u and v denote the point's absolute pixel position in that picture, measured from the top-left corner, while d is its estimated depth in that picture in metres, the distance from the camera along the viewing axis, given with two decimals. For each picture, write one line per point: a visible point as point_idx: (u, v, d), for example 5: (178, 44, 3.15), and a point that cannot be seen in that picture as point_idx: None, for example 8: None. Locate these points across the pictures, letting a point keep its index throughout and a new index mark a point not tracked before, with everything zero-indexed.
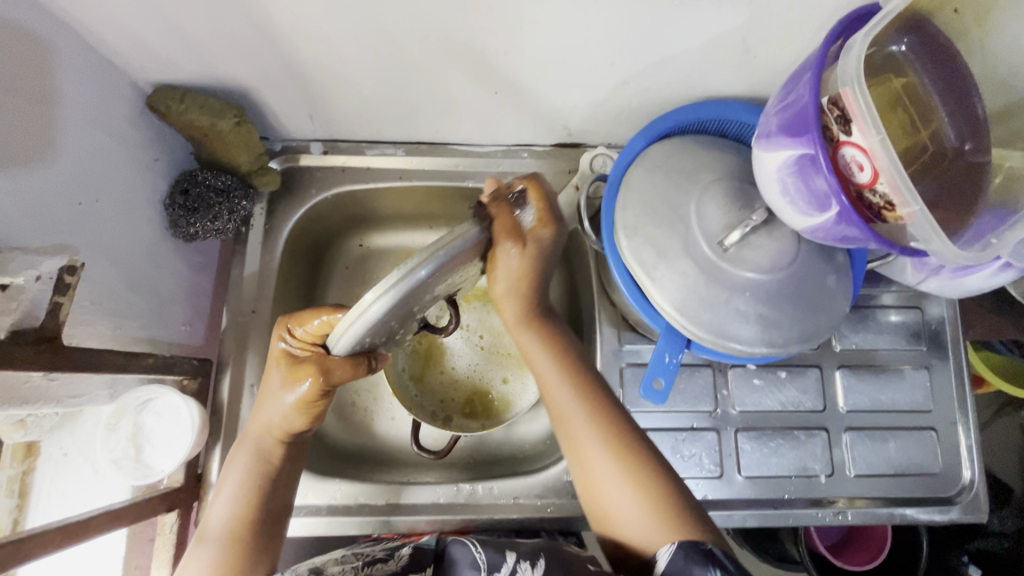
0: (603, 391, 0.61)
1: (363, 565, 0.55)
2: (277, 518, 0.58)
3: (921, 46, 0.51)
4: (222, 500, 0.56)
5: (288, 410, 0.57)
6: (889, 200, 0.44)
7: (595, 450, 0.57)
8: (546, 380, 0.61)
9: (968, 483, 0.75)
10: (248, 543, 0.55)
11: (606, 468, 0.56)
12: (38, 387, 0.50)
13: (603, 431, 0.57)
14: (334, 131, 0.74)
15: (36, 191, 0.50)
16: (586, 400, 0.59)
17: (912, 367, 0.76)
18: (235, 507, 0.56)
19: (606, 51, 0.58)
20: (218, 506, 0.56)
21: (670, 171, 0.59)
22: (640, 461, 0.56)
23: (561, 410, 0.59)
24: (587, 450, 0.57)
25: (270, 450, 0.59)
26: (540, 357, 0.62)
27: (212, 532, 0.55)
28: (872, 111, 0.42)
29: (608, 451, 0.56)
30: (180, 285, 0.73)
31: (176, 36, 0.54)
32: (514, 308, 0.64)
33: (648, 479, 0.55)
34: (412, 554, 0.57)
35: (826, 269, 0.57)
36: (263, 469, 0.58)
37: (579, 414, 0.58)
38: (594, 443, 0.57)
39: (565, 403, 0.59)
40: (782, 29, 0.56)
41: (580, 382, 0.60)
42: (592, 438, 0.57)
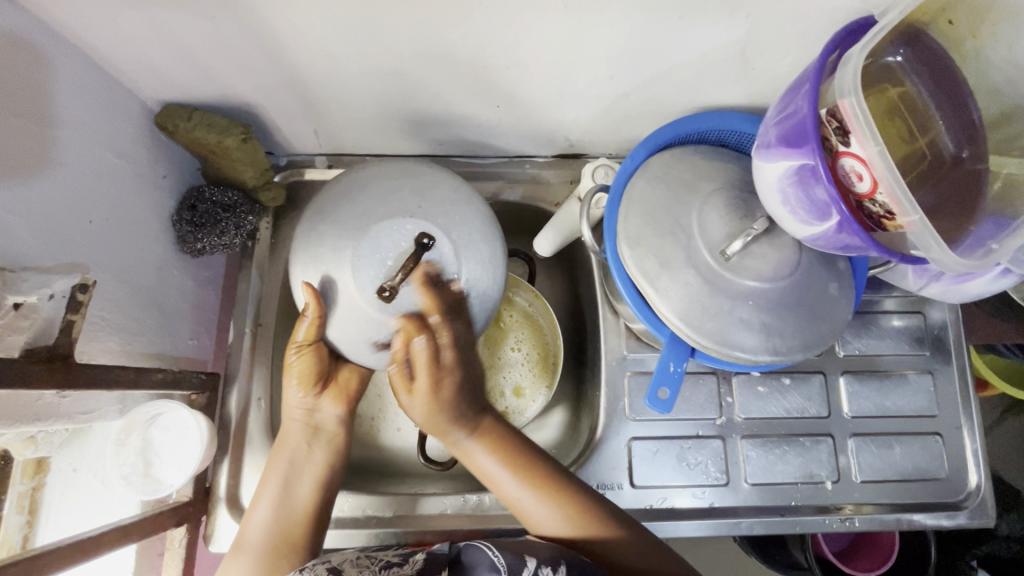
0: (526, 448, 0.63)
1: (379, 566, 0.56)
2: (316, 509, 0.62)
3: (916, 57, 0.52)
4: (262, 505, 0.60)
5: (302, 381, 0.62)
6: (889, 209, 0.45)
7: (537, 507, 0.61)
8: (494, 476, 0.62)
9: (974, 488, 0.75)
10: (291, 535, 0.59)
11: (577, 544, 0.60)
12: (50, 404, 0.50)
13: (564, 508, 0.61)
14: (338, 145, 0.75)
15: (50, 213, 0.51)
16: (515, 463, 0.62)
17: (915, 372, 0.76)
18: (277, 502, 0.61)
19: (607, 64, 0.59)
20: (258, 508, 0.60)
21: (672, 182, 0.60)
22: (602, 523, 0.61)
23: (523, 502, 0.61)
24: (535, 510, 0.61)
25: (296, 436, 0.63)
26: (484, 461, 0.62)
27: (253, 533, 0.59)
28: (870, 123, 0.43)
29: (552, 505, 0.61)
30: (187, 299, 0.74)
31: (185, 56, 0.55)
32: (428, 415, 0.60)
33: (615, 538, 0.60)
34: (426, 558, 0.57)
35: (828, 276, 0.58)
36: (293, 461, 0.62)
37: (511, 478, 0.62)
38: (556, 521, 0.60)
39: (521, 495, 0.61)
40: (780, 40, 0.56)
41: (525, 467, 0.62)
42: (555, 521, 0.60)
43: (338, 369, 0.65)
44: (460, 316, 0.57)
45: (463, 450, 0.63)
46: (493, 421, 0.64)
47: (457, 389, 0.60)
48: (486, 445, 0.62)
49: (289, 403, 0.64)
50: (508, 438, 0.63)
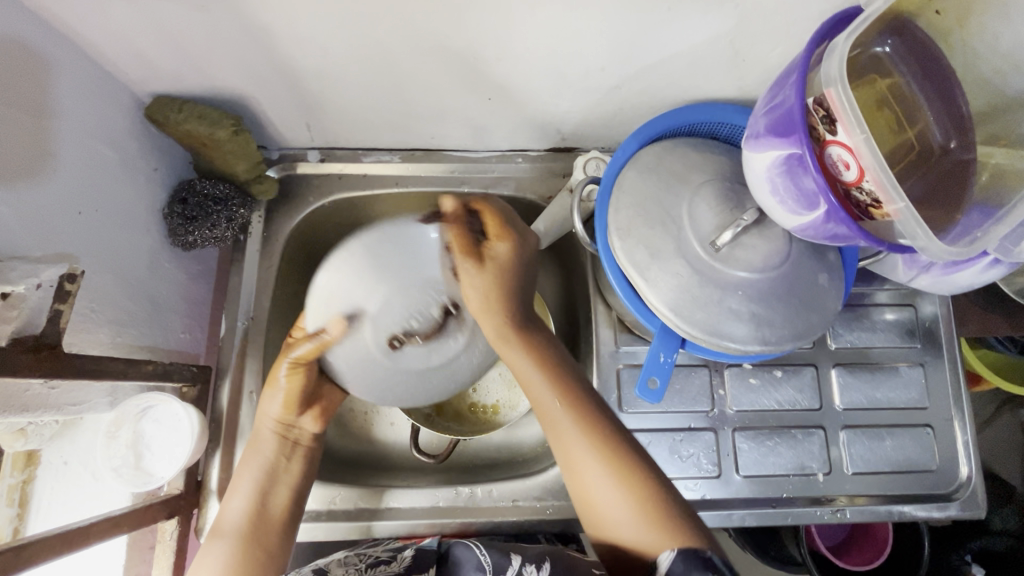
0: (589, 399, 0.60)
1: (365, 567, 0.57)
2: (287, 515, 0.62)
3: (905, 49, 0.52)
4: (237, 500, 0.60)
5: (286, 396, 0.64)
6: (876, 197, 0.45)
7: (589, 459, 0.57)
8: (540, 397, 0.61)
9: (965, 480, 0.75)
10: (263, 534, 0.59)
11: (607, 487, 0.56)
12: (38, 395, 0.50)
13: (601, 447, 0.57)
14: (330, 139, 0.75)
15: (38, 204, 0.51)
16: (573, 408, 0.59)
17: (907, 365, 0.77)
18: (253, 503, 0.60)
19: (598, 56, 0.59)
20: (233, 502, 0.60)
21: (662, 173, 0.60)
22: (640, 475, 0.56)
23: (562, 429, 0.59)
24: (584, 461, 0.57)
25: (273, 445, 0.64)
26: (535, 381, 0.61)
27: (227, 528, 0.59)
28: (856, 111, 0.43)
29: (602, 462, 0.57)
30: (180, 293, 0.74)
31: (174, 47, 0.55)
32: (492, 314, 0.63)
33: (650, 494, 0.55)
34: (413, 555, 0.58)
35: (817, 267, 0.58)
36: (269, 465, 0.63)
37: (570, 425, 0.59)
38: (608, 485, 0.56)
39: (560, 422, 0.59)
40: (770, 31, 0.56)
41: (570, 396, 0.60)
42: (590, 456, 0.57)
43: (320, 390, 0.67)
44: (518, 231, 0.65)
45: (523, 376, 0.62)
46: (560, 361, 0.63)
47: (510, 278, 0.64)
48: (537, 364, 0.62)
49: (266, 413, 0.65)
50: (563, 365, 0.63)
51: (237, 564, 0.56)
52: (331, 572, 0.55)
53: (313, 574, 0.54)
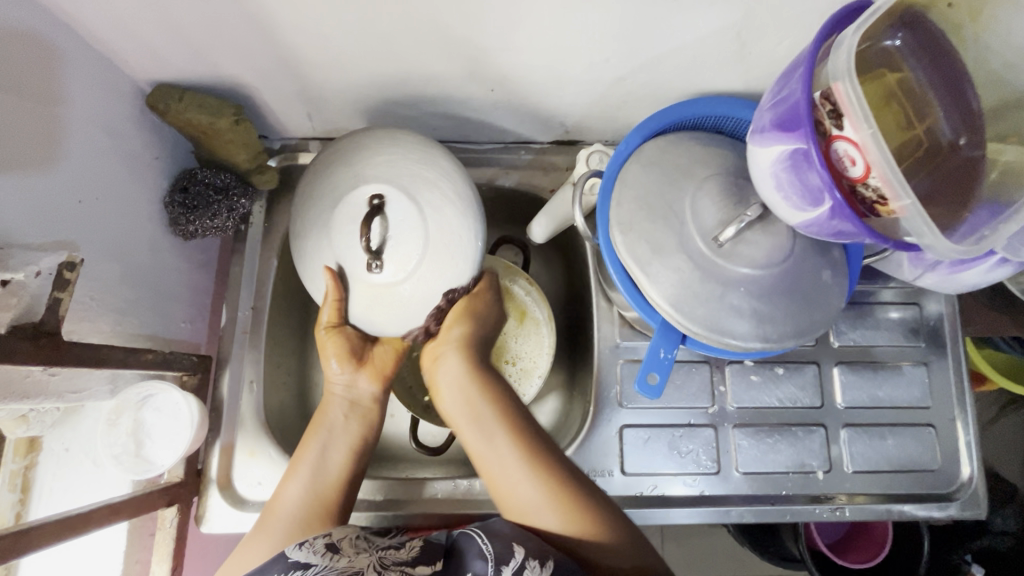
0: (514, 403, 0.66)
1: (375, 548, 0.55)
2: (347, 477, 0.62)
3: (917, 42, 0.51)
4: (299, 472, 0.61)
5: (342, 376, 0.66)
6: (882, 193, 0.44)
7: (506, 453, 0.61)
8: (467, 394, 0.66)
9: (966, 480, 0.75)
10: (331, 503, 0.60)
11: (527, 485, 0.59)
12: (39, 382, 0.50)
13: (526, 449, 0.61)
14: (333, 129, 0.74)
15: (37, 191, 0.51)
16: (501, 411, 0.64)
17: (910, 364, 0.76)
18: (312, 468, 0.61)
19: (602, 47, 0.58)
20: (291, 484, 0.60)
21: (666, 167, 0.60)
22: (560, 476, 0.59)
23: (485, 434, 0.62)
24: (502, 457, 0.61)
25: (336, 410, 0.66)
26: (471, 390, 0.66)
27: (284, 507, 0.58)
28: (864, 106, 0.42)
29: (521, 456, 0.60)
30: (181, 282, 0.74)
31: (175, 35, 0.54)
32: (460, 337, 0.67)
33: (569, 490, 0.58)
34: (423, 545, 0.56)
35: (821, 265, 0.57)
36: (333, 436, 0.64)
37: (495, 425, 0.63)
38: (525, 479, 0.59)
39: (486, 420, 0.63)
40: (777, 23, 0.55)
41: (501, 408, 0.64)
42: (512, 459, 0.60)
43: (372, 348, 0.69)
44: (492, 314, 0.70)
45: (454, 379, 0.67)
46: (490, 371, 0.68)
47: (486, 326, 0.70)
48: (472, 380, 0.66)
49: (331, 380, 0.67)
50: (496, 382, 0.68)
51: (304, 530, 0.57)
52: (344, 551, 0.53)
53: (327, 549, 0.53)
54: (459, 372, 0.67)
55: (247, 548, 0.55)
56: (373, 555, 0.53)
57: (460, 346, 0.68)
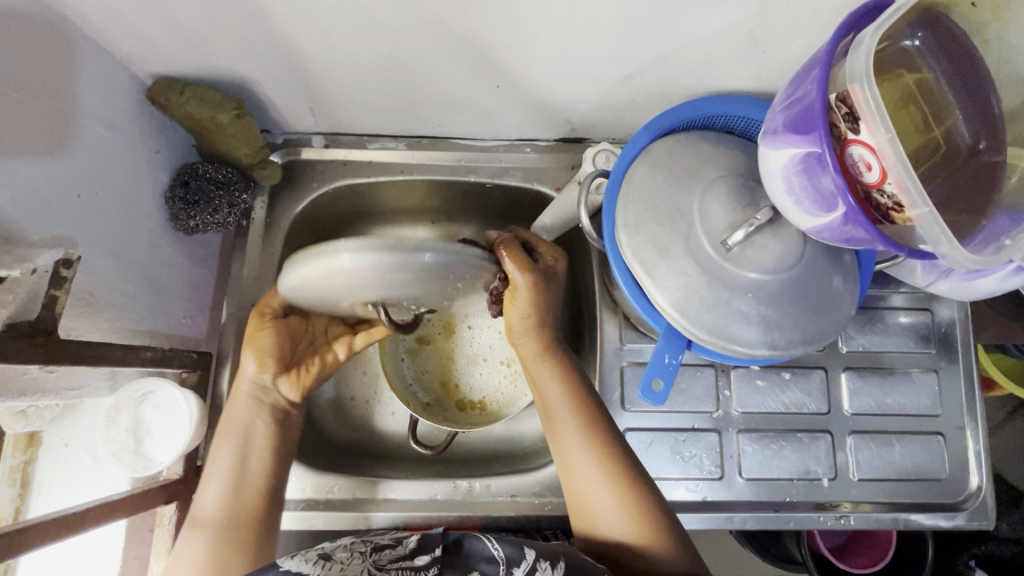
0: (591, 397, 0.64)
1: (370, 550, 0.56)
2: (269, 493, 0.61)
3: (936, 42, 0.50)
4: (212, 487, 0.59)
5: (255, 379, 0.64)
6: (898, 201, 0.43)
7: (581, 452, 0.61)
8: (545, 386, 0.65)
9: (975, 490, 0.73)
10: (252, 521, 0.59)
11: (599, 487, 0.59)
12: (36, 379, 0.50)
13: (601, 449, 0.60)
14: (336, 124, 0.73)
15: (35, 186, 0.50)
16: (577, 407, 0.62)
17: (920, 371, 0.75)
18: (231, 482, 0.60)
19: (610, 44, 0.57)
20: (211, 488, 0.60)
21: (674, 168, 0.58)
22: (632, 481, 0.59)
23: (562, 429, 0.62)
24: (577, 457, 0.61)
25: (251, 415, 0.63)
26: (548, 382, 0.65)
27: (208, 515, 0.58)
28: (882, 110, 0.41)
29: (597, 459, 0.60)
30: (181, 277, 0.73)
31: (174, 28, 0.53)
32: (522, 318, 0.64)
33: (639, 495, 0.59)
34: (418, 542, 0.58)
35: (832, 270, 0.56)
36: (257, 441, 0.63)
37: (572, 423, 0.62)
38: (598, 483, 0.60)
39: (564, 417, 0.62)
40: (793, 21, 0.54)
41: (581, 402, 0.63)
42: (587, 458, 0.60)
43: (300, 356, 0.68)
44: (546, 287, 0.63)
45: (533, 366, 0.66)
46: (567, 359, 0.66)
47: (545, 304, 0.64)
48: (552, 369, 0.65)
49: (243, 374, 0.65)
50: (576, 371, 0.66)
51: (225, 547, 0.56)
52: (337, 557, 0.54)
53: (319, 557, 0.53)
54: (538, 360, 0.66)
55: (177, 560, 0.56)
56: (367, 559, 0.54)
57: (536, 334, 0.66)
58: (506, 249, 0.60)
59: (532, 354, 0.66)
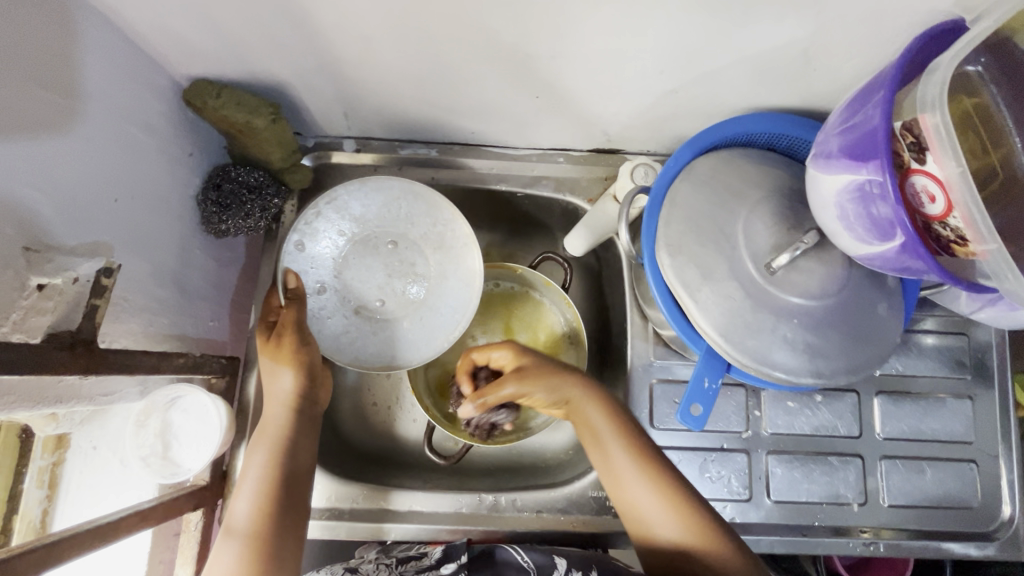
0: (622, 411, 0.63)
1: (395, 563, 0.60)
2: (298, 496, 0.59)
3: (998, 67, 0.48)
4: (243, 498, 0.56)
5: (285, 392, 0.62)
6: (962, 234, 0.42)
7: (626, 466, 0.60)
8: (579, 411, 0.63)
9: (1007, 520, 0.72)
10: (279, 532, 0.55)
11: (652, 500, 0.59)
12: (71, 385, 0.50)
13: (645, 462, 0.60)
14: (368, 129, 0.72)
15: (75, 191, 0.50)
16: (614, 424, 0.62)
17: (953, 397, 0.73)
18: (256, 494, 0.56)
19: (657, 59, 0.56)
20: (240, 500, 0.56)
21: (718, 187, 0.57)
22: (683, 491, 0.59)
23: (606, 447, 0.61)
24: (623, 473, 0.60)
25: (285, 423, 0.62)
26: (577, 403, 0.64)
27: (237, 528, 0.54)
28: (952, 141, 0.40)
29: (641, 472, 0.59)
30: (210, 280, 0.73)
31: (216, 32, 0.53)
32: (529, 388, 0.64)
33: (688, 501, 0.58)
34: (442, 551, 0.62)
35: (877, 297, 0.55)
36: (281, 444, 0.60)
37: (612, 438, 0.61)
38: (647, 495, 0.59)
39: (603, 437, 0.62)
40: (848, 41, 0.52)
41: (620, 420, 0.62)
42: (637, 476, 0.59)
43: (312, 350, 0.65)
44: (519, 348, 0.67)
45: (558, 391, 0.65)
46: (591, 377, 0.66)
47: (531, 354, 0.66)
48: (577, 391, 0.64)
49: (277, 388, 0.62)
50: (603, 387, 0.65)
51: (254, 563, 0.52)
52: (362, 569, 0.59)
53: (345, 570, 0.58)
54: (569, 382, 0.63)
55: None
56: (392, 570, 0.59)
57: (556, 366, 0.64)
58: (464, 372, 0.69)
59: None
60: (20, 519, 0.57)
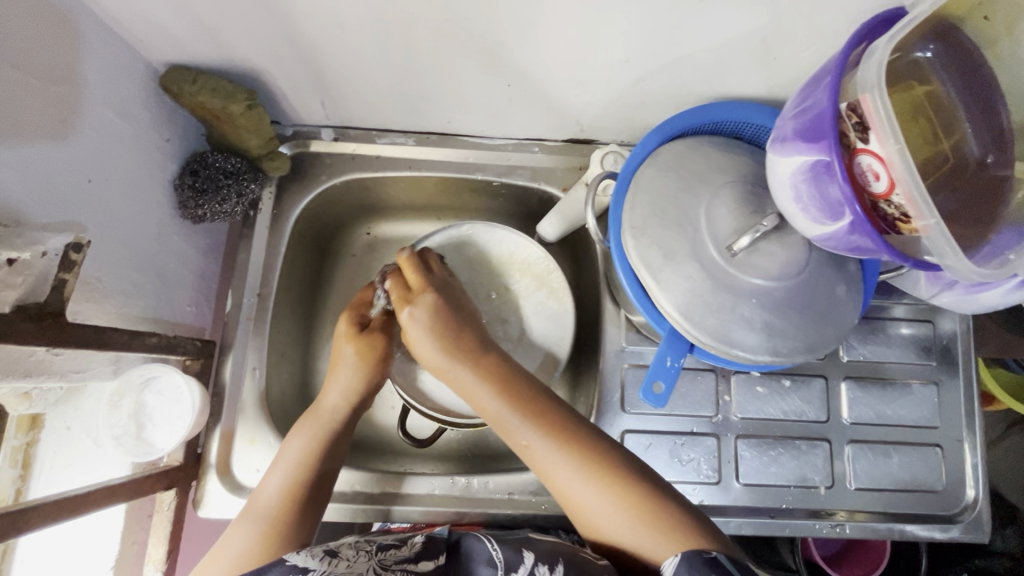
0: (554, 407, 0.60)
1: (376, 549, 0.55)
2: (322, 491, 0.62)
3: (949, 55, 0.50)
4: (274, 475, 0.61)
5: (348, 388, 0.67)
6: (905, 211, 0.43)
7: (556, 460, 0.57)
8: (499, 418, 0.60)
9: (971, 503, 0.74)
10: (295, 516, 0.59)
11: (591, 494, 0.56)
12: (42, 361, 0.51)
13: (578, 454, 0.57)
14: (346, 118, 0.74)
15: (49, 170, 0.51)
16: (539, 421, 0.59)
17: (919, 382, 0.75)
18: (286, 477, 0.61)
19: (622, 48, 0.57)
20: (269, 479, 0.61)
21: (682, 172, 0.59)
22: (627, 479, 0.56)
23: (526, 448, 0.59)
24: (556, 469, 0.57)
25: (330, 420, 0.65)
26: (486, 400, 0.61)
27: (260, 506, 0.59)
28: (892, 120, 0.41)
29: (578, 466, 0.57)
30: (187, 266, 0.74)
31: (190, 18, 0.54)
32: (427, 337, 0.63)
33: (634, 489, 0.55)
34: (424, 543, 0.57)
35: (836, 279, 0.56)
36: (325, 438, 0.64)
37: (537, 438, 0.58)
38: (586, 491, 0.56)
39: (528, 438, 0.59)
40: (805, 30, 0.54)
41: (536, 414, 0.59)
42: (572, 471, 0.57)
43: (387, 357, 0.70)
44: (438, 288, 0.67)
45: (470, 391, 0.62)
46: (510, 374, 0.62)
47: (445, 313, 0.64)
48: (489, 383, 0.61)
49: (343, 380, 0.67)
50: (519, 381, 0.62)
51: (266, 544, 0.57)
52: (342, 554, 0.53)
53: (326, 553, 0.52)
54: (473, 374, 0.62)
55: (224, 548, 0.57)
56: (372, 558, 0.54)
57: (438, 339, 0.63)
58: (408, 260, 0.68)
59: (469, 384, 0.62)
60: None
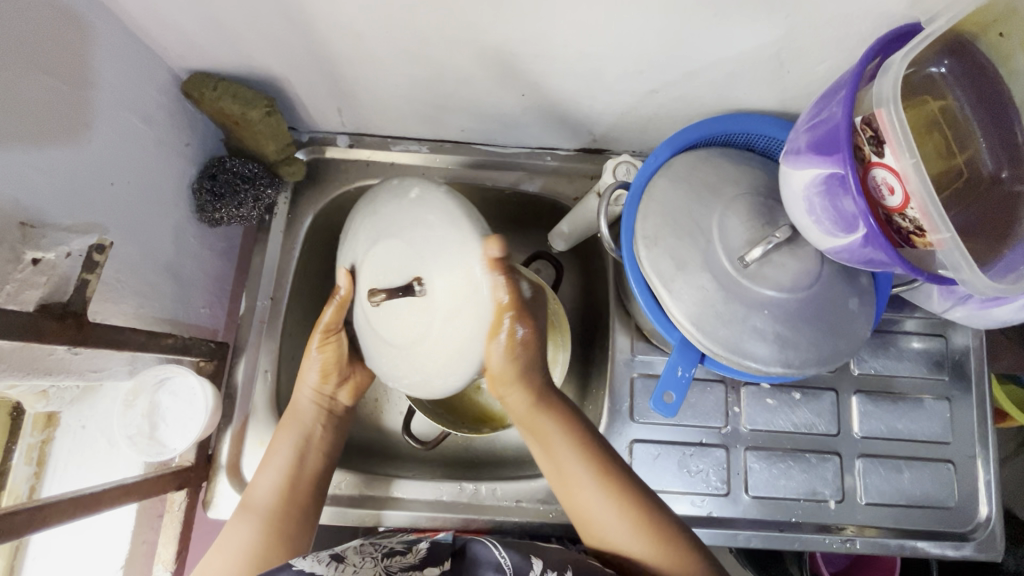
0: (612, 458, 0.61)
1: (381, 556, 0.55)
2: (311, 503, 0.63)
3: (963, 71, 0.50)
4: (267, 477, 0.62)
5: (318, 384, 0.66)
6: (920, 225, 0.43)
7: (606, 510, 0.58)
8: (564, 464, 0.61)
9: (984, 521, 0.73)
10: (286, 519, 0.60)
11: (633, 543, 0.57)
12: (61, 360, 0.52)
13: (627, 505, 0.58)
14: (362, 125, 0.75)
15: (75, 174, 0.52)
16: (599, 473, 0.60)
17: (932, 397, 0.74)
18: (279, 480, 0.62)
19: (636, 60, 0.58)
20: (263, 478, 0.62)
21: (694, 183, 0.59)
22: (669, 532, 0.58)
23: (581, 494, 0.60)
24: (604, 519, 0.59)
25: (313, 419, 0.66)
26: (556, 440, 0.61)
27: (258, 503, 0.60)
28: (907, 134, 0.41)
29: (623, 515, 0.58)
30: (203, 268, 0.75)
31: (215, 27, 0.55)
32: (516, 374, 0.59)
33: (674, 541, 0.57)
34: (428, 548, 0.57)
35: (848, 291, 0.56)
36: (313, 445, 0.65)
37: (594, 489, 0.59)
38: (633, 539, 0.57)
39: (586, 488, 0.59)
40: (819, 44, 0.54)
41: (597, 464, 0.60)
42: (620, 521, 0.58)
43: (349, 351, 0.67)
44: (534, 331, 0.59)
45: (547, 445, 0.62)
46: (582, 427, 0.62)
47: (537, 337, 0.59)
48: (568, 432, 0.61)
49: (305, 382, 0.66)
50: (590, 434, 0.62)
51: (255, 543, 0.57)
52: (348, 560, 0.53)
53: (332, 558, 0.51)
54: (547, 422, 0.62)
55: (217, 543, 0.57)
56: (378, 563, 0.53)
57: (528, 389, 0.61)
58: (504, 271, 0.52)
59: (553, 438, 0.61)
60: (7, 493, 0.59)
